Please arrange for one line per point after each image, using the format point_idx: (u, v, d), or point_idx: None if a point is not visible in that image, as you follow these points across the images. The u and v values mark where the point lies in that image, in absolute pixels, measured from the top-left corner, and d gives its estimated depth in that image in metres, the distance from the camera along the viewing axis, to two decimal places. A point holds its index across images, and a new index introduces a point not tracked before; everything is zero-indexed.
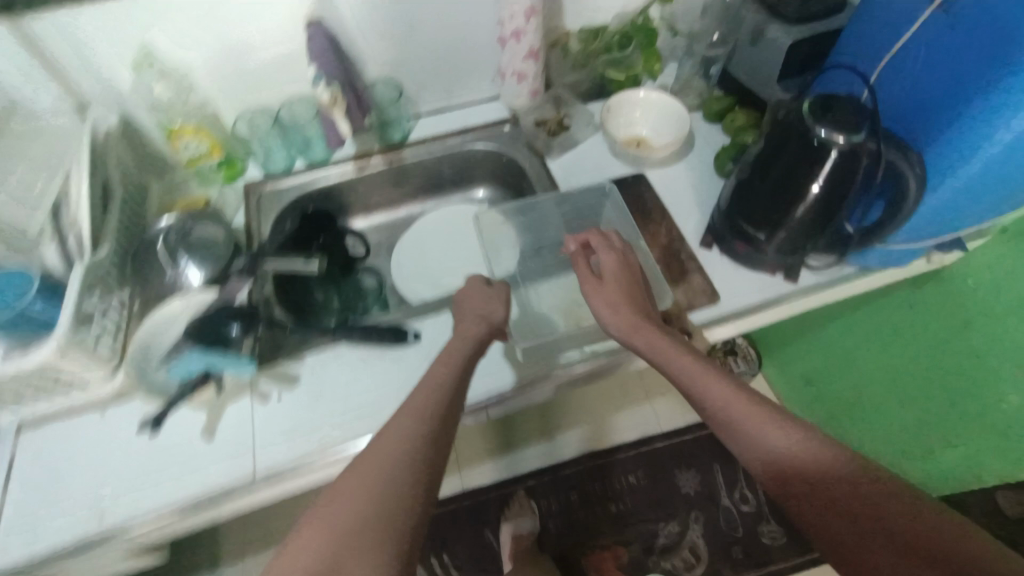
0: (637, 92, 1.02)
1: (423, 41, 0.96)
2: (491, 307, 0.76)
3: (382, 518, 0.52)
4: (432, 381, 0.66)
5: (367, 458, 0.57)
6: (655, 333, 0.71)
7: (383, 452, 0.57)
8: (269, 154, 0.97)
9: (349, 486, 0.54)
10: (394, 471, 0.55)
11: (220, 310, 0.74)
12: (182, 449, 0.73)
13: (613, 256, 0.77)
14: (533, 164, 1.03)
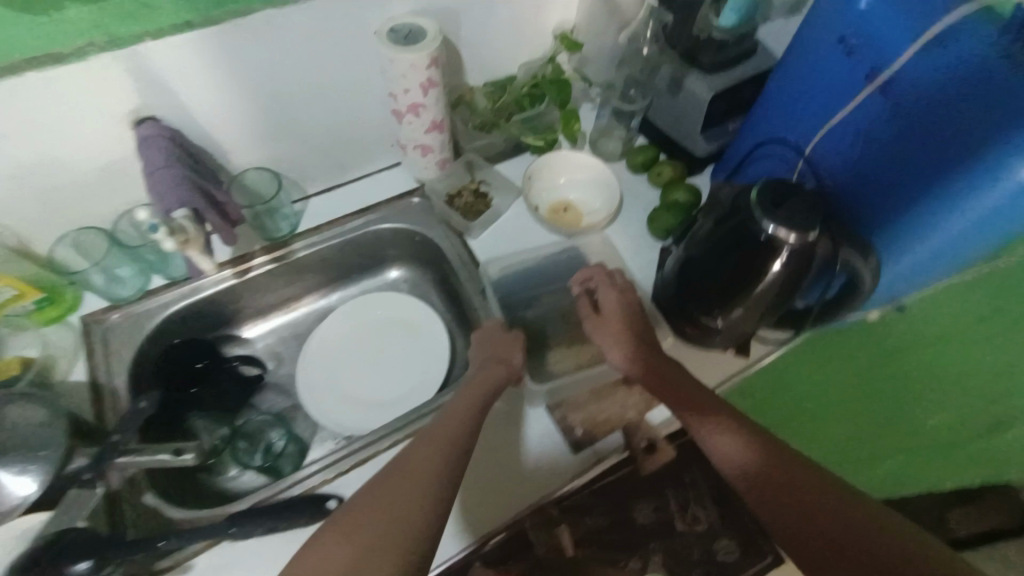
0: (561, 153, 0.92)
1: (299, 119, 0.80)
2: (509, 352, 0.71)
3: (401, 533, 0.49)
4: (455, 414, 0.62)
5: (389, 482, 0.54)
6: (656, 354, 0.70)
7: (407, 474, 0.54)
8: (110, 279, 0.77)
9: (366, 510, 0.51)
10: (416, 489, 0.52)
11: (56, 542, 0.58)
12: None
13: (615, 295, 0.75)
14: (452, 243, 0.90)
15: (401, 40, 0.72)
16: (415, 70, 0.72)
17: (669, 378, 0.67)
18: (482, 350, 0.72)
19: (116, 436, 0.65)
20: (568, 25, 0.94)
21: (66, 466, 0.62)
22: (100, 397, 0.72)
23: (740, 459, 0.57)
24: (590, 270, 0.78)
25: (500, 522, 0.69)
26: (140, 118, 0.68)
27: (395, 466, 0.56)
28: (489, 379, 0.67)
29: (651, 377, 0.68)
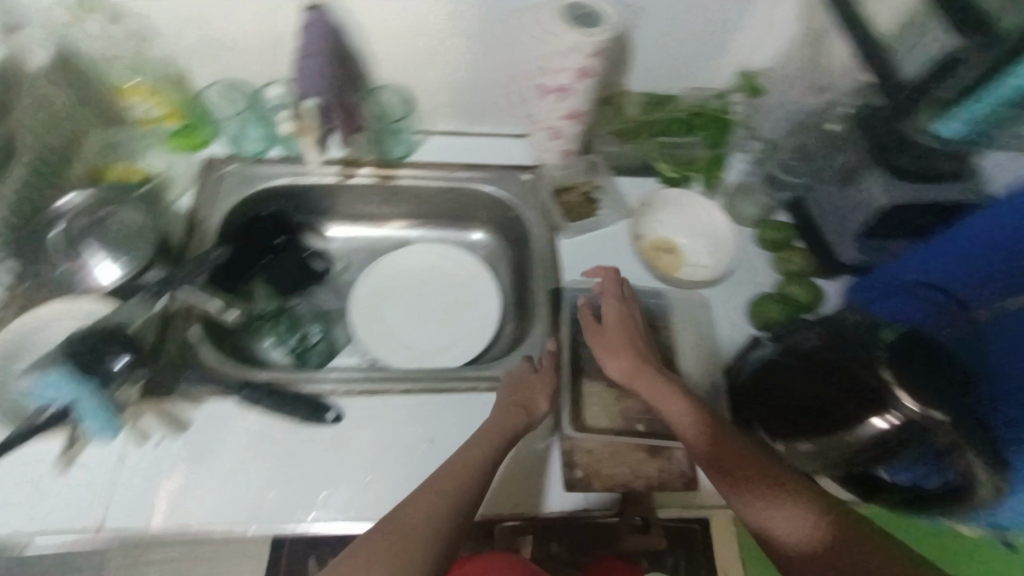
0: (692, 197, 0.86)
1: (450, 57, 0.81)
2: (529, 400, 0.68)
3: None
4: (466, 467, 0.59)
5: (376, 547, 0.51)
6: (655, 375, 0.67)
7: (400, 539, 0.51)
8: (240, 134, 0.82)
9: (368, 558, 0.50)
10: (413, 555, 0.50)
11: (104, 333, 0.63)
12: (26, 476, 0.61)
13: (615, 306, 0.74)
14: (541, 236, 0.88)
15: (576, 19, 0.69)
16: (574, 54, 0.69)
17: (709, 429, 0.61)
18: (506, 392, 0.68)
19: (187, 271, 0.69)
20: (755, 65, 0.85)
21: (142, 274, 0.68)
22: (191, 231, 0.79)
23: (791, 527, 0.54)
24: (598, 271, 0.78)
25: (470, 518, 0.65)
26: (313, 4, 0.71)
27: (392, 517, 0.53)
28: (507, 427, 0.64)
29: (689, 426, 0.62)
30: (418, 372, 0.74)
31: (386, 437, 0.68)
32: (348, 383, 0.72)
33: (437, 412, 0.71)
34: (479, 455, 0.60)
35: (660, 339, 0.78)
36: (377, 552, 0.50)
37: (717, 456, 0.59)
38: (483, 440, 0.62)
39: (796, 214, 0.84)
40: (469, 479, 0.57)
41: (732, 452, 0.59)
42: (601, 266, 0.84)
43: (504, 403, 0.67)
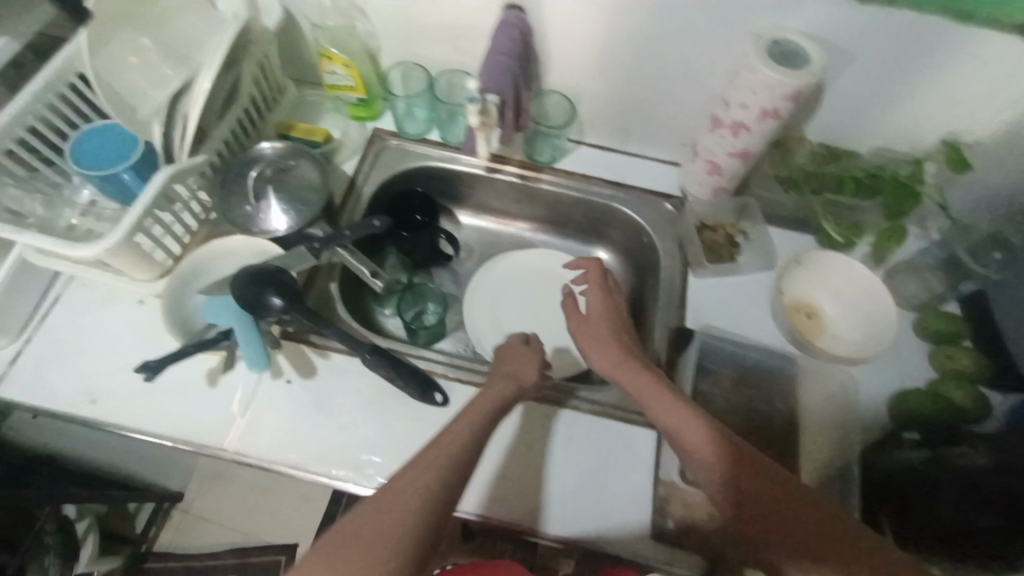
0: (850, 265, 0.78)
1: (626, 75, 0.79)
2: (522, 371, 0.65)
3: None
4: (440, 447, 0.54)
5: (342, 551, 0.48)
6: (639, 371, 0.63)
7: (363, 546, 0.48)
8: (407, 115, 0.89)
9: (344, 540, 0.48)
10: (378, 558, 0.47)
11: (268, 273, 0.68)
12: (184, 379, 0.69)
13: (600, 294, 0.71)
14: (671, 270, 0.85)
15: (779, 59, 0.64)
16: (770, 93, 0.65)
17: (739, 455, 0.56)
18: (497, 363, 0.67)
19: (347, 232, 0.71)
20: (964, 137, 0.75)
21: (308, 227, 0.73)
22: (349, 194, 0.85)
23: None
24: (580, 261, 0.74)
25: (554, 537, 0.64)
26: (510, 5, 0.72)
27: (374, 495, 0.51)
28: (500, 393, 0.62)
29: (710, 450, 0.56)
30: (523, 376, 0.75)
31: (485, 431, 0.69)
32: (461, 370, 0.74)
33: (540, 421, 0.70)
34: (448, 450, 0.54)
35: (782, 408, 0.72)
36: (351, 534, 0.49)
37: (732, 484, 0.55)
38: (460, 426, 0.57)
39: (970, 308, 0.75)
40: (438, 472, 0.52)
41: (757, 488, 0.54)
42: (727, 312, 0.81)
43: (498, 373, 0.65)
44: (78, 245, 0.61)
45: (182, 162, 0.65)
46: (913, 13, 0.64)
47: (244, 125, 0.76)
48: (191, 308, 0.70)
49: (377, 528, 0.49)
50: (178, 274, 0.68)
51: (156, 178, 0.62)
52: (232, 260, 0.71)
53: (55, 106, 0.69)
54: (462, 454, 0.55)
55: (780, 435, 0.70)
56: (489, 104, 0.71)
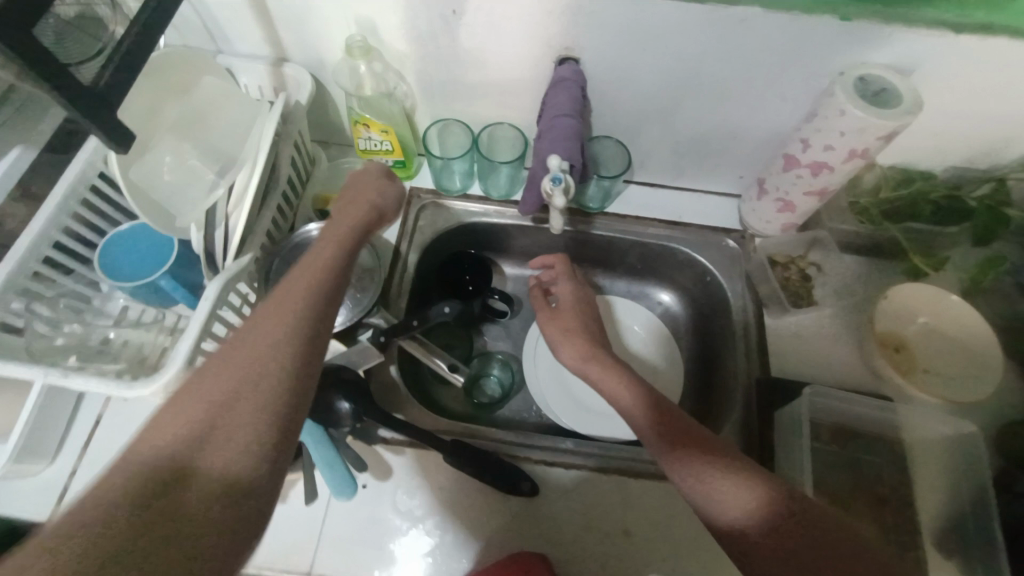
0: (941, 293, 0.74)
1: (683, 116, 0.74)
2: (382, 201, 0.61)
3: (246, 412, 0.40)
4: (314, 277, 0.49)
5: (218, 363, 0.42)
6: (604, 361, 0.63)
7: (241, 355, 0.42)
8: (448, 173, 0.83)
9: (212, 376, 0.41)
10: (257, 362, 0.42)
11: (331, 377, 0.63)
12: None
13: (568, 287, 0.75)
14: (744, 313, 0.79)
15: (869, 99, 0.59)
16: (864, 137, 0.59)
17: (672, 415, 0.57)
18: (371, 190, 0.62)
19: (415, 322, 0.66)
20: None
21: (366, 316, 0.67)
22: (395, 263, 0.78)
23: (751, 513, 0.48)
24: (548, 260, 0.79)
25: None
26: (565, 57, 0.66)
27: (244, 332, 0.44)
28: (336, 228, 0.55)
29: (656, 409, 0.57)
30: (607, 448, 0.69)
31: (582, 515, 0.66)
32: (547, 450, 0.69)
33: (637, 500, 0.66)
34: (319, 270, 0.50)
35: (890, 459, 0.67)
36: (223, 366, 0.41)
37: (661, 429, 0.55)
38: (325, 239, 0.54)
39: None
40: (302, 278, 0.49)
41: (688, 436, 0.54)
42: (811, 353, 0.76)
43: (355, 201, 0.60)
44: (134, 385, 0.54)
45: (229, 267, 0.59)
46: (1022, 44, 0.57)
47: (282, 208, 0.70)
48: None
49: (247, 336, 0.43)
50: None
51: (209, 292, 0.55)
52: None
53: (80, 215, 0.62)
54: (338, 265, 0.52)
55: (893, 488, 0.66)
56: (562, 186, 0.61)
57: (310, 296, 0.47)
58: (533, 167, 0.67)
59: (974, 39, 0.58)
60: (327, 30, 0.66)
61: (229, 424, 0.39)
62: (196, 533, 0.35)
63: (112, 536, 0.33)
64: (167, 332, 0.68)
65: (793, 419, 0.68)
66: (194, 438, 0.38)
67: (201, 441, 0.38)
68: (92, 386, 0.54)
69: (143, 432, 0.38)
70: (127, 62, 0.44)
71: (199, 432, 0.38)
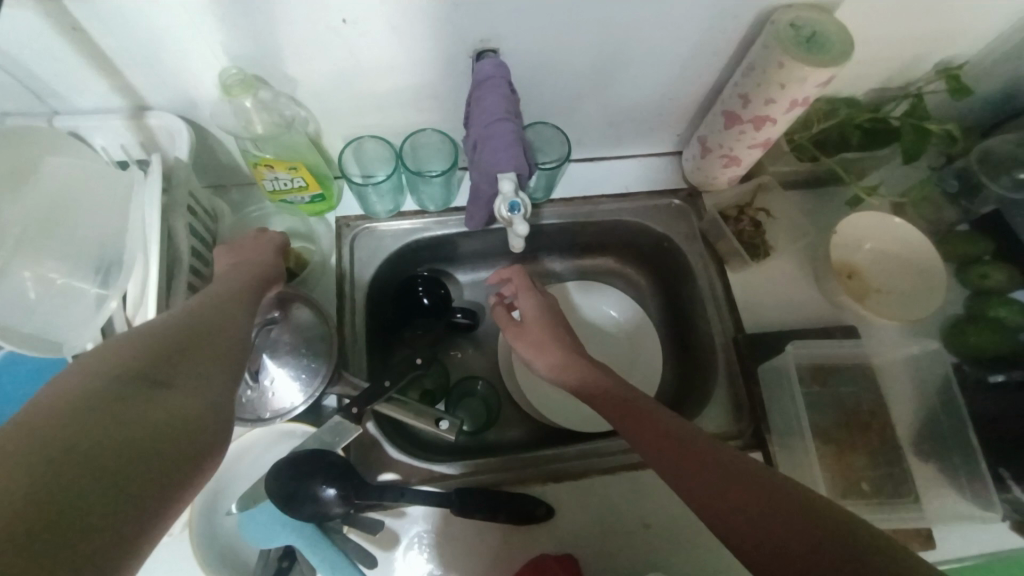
0: (889, 219, 0.76)
1: (613, 87, 0.69)
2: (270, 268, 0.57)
3: (200, 361, 0.38)
4: (230, 297, 0.47)
5: (166, 321, 0.40)
6: (581, 364, 0.60)
7: (181, 324, 0.40)
8: (374, 197, 0.73)
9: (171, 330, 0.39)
10: (204, 333, 0.40)
11: (308, 463, 0.55)
12: None
13: (531, 297, 0.69)
14: (707, 273, 0.79)
15: (804, 43, 0.57)
16: (804, 85, 0.58)
17: (630, 401, 0.55)
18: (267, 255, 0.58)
19: (388, 383, 0.61)
20: (956, 60, 0.74)
21: (329, 387, 0.60)
22: (342, 308, 0.70)
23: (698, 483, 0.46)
24: (506, 273, 0.73)
25: None
26: (483, 50, 0.59)
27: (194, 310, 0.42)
28: (251, 276, 0.52)
29: (611, 394, 0.56)
30: (607, 446, 0.69)
31: (601, 522, 0.64)
32: (550, 466, 0.67)
33: (650, 490, 0.66)
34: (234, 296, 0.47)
35: (867, 384, 0.70)
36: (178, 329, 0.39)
37: (619, 415, 0.55)
38: (235, 282, 0.50)
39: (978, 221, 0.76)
40: (219, 298, 0.46)
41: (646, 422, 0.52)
42: (777, 298, 0.77)
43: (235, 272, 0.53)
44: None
45: None
46: None
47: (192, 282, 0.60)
48: (228, 531, 0.56)
49: (191, 317, 0.41)
50: (199, 508, 0.54)
51: None
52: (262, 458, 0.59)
53: None
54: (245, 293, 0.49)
55: (874, 412, 0.69)
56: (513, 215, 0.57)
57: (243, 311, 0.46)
58: (473, 179, 0.61)
59: None
60: (190, 66, 0.54)
61: (186, 364, 0.37)
62: (130, 436, 0.30)
63: (88, 408, 0.30)
64: None
65: (780, 371, 0.70)
66: (149, 363, 0.35)
67: (166, 362, 0.36)
68: None
69: (112, 343, 0.35)
70: None
71: (153, 361, 0.35)
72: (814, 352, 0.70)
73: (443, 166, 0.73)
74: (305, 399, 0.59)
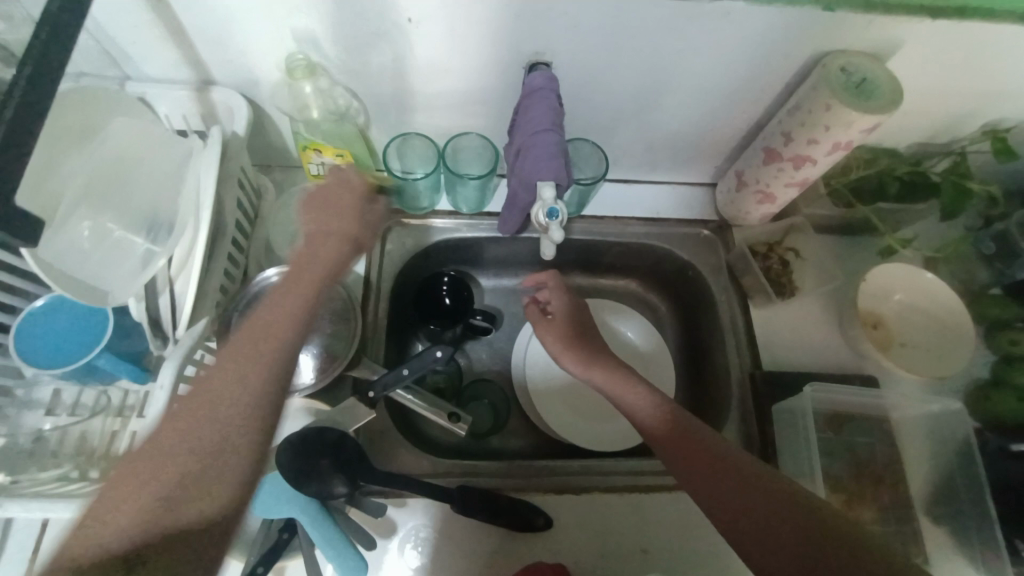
0: (919, 273, 0.76)
1: (657, 113, 0.71)
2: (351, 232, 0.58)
3: (199, 482, 0.44)
4: (285, 302, 0.52)
5: (164, 436, 0.45)
6: (612, 365, 0.62)
7: (188, 432, 0.45)
8: (411, 193, 0.75)
9: (199, 410, 0.46)
10: (205, 436, 0.45)
11: (317, 445, 0.57)
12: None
13: (562, 296, 0.70)
14: (730, 306, 0.79)
15: (852, 89, 0.58)
16: (849, 129, 0.58)
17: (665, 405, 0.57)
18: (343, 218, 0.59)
19: (405, 371, 0.60)
20: (1005, 123, 0.73)
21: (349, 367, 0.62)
22: (366, 296, 0.71)
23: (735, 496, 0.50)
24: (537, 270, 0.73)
25: None
26: (536, 62, 0.60)
27: (240, 347, 0.49)
28: (314, 261, 0.55)
29: (644, 396, 0.58)
30: (611, 465, 0.69)
31: (598, 540, 0.63)
32: (553, 478, 0.67)
33: (650, 515, 0.65)
34: (293, 299, 0.52)
35: (883, 438, 0.69)
36: (206, 400, 0.46)
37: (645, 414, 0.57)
38: (293, 291, 0.53)
39: (1011, 285, 0.75)
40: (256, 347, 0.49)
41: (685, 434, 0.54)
42: (798, 339, 0.76)
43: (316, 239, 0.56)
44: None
45: (183, 339, 0.52)
46: (993, 26, 0.57)
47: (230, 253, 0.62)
48: None
49: (204, 406, 0.46)
50: None
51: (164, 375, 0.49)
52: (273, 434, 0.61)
53: None
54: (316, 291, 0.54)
55: (888, 466, 0.67)
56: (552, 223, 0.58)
57: (267, 367, 0.48)
58: (512, 186, 0.62)
59: (948, 23, 0.57)
60: (259, 47, 0.57)
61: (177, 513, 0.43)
62: None
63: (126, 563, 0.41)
64: (115, 413, 0.58)
65: (794, 413, 0.68)
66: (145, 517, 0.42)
67: (186, 479, 0.44)
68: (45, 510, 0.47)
69: (137, 459, 0.44)
70: (20, 128, 0.35)
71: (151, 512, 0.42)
72: (833, 396, 0.69)
73: (481, 170, 0.75)
74: (323, 379, 0.60)
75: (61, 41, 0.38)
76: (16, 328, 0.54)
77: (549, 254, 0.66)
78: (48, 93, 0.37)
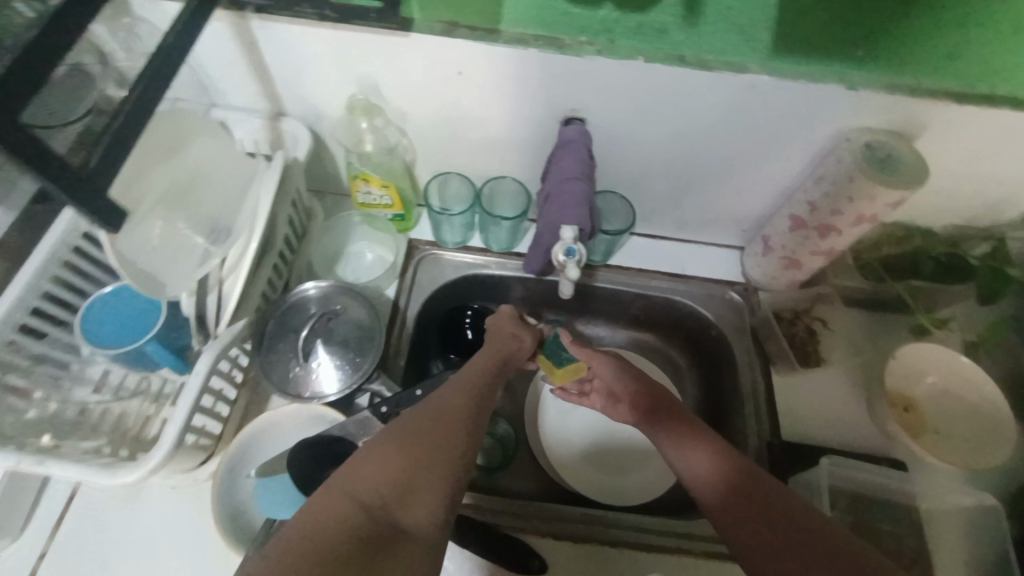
0: (955, 355, 0.73)
1: (686, 173, 0.73)
2: (523, 333, 0.69)
3: (445, 469, 0.45)
4: (473, 372, 0.58)
5: (386, 446, 0.45)
6: (651, 392, 0.63)
7: (431, 421, 0.49)
8: (447, 227, 0.80)
9: (410, 431, 0.47)
10: (442, 436, 0.47)
11: (327, 448, 0.58)
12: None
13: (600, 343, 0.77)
14: (750, 370, 0.77)
15: (877, 164, 0.59)
16: (873, 201, 0.59)
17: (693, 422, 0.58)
18: (499, 323, 0.70)
19: (419, 392, 0.63)
20: None
21: (367, 382, 0.64)
22: (394, 320, 0.76)
23: (785, 512, 0.47)
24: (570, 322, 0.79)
25: None
26: (571, 117, 0.66)
27: (435, 399, 0.53)
28: (503, 347, 0.66)
29: (661, 416, 0.60)
30: (614, 516, 0.66)
31: None
32: (555, 522, 0.65)
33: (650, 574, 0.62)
34: (479, 371, 0.59)
35: (911, 526, 0.64)
36: (418, 424, 0.48)
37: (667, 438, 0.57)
38: (480, 359, 0.62)
39: None
40: (472, 382, 0.56)
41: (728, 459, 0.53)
42: (821, 411, 0.74)
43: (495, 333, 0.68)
44: (116, 472, 0.51)
45: (222, 335, 0.58)
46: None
47: (276, 266, 0.68)
48: (244, 494, 0.60)
49: (439, 414, 0.50)
50: (225, 464, 0.59)
51: (202, 364, 0.54)
52: (288, 436, 0.63)
53: (62, 277, 0.59)
54: (491, 369, 0.60)
55: (915, 561, 0.62)
56: (568, 260, 0.60)
57: (466, 408, 0.52)
58: (539, 228, 0.66)
59: (978, 108, 0.58)
60: (327, 87, 0.65)
61: (421, 491, 0.43)
62: None
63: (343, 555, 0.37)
64: (151, 399, 0.63)
65: (809, 486, 0.66)
66: (394, 490, 0.42)
67: (405, 484, 0.43)
68: (76, 476, 0.50)
69: (357, 468, 0.44)
70: (125, 136, 0.42)
71: (401, 485, 0.43)
72: (852, 471, 0.66)
73: (514, 212, 0.79)
74: (340, 391, 0.63)
75: (166, 70, 0.46)
76: (85, 307, 0.60)
77: (566, 293, 0.68)
78: (150, 109, 0.44)
